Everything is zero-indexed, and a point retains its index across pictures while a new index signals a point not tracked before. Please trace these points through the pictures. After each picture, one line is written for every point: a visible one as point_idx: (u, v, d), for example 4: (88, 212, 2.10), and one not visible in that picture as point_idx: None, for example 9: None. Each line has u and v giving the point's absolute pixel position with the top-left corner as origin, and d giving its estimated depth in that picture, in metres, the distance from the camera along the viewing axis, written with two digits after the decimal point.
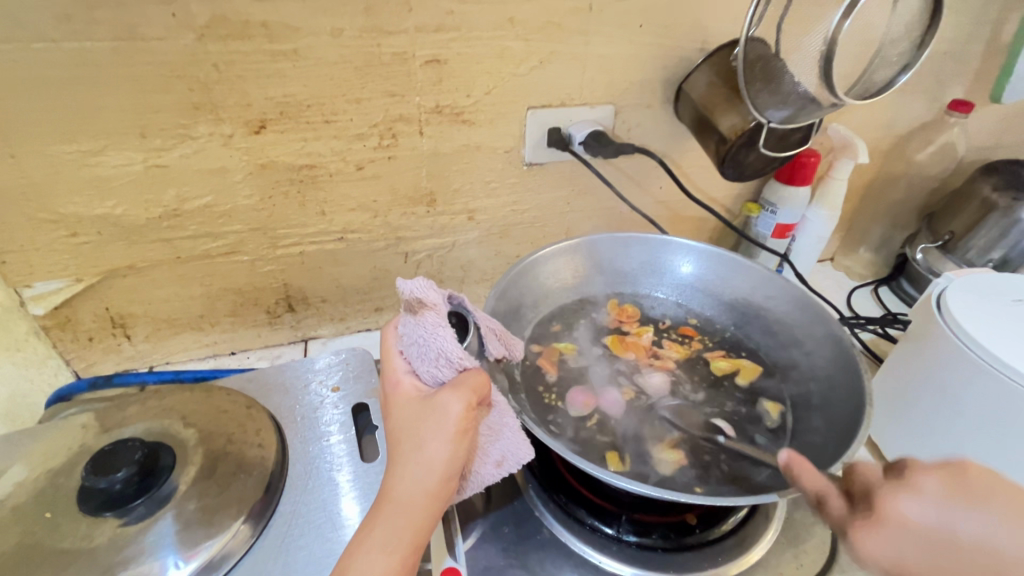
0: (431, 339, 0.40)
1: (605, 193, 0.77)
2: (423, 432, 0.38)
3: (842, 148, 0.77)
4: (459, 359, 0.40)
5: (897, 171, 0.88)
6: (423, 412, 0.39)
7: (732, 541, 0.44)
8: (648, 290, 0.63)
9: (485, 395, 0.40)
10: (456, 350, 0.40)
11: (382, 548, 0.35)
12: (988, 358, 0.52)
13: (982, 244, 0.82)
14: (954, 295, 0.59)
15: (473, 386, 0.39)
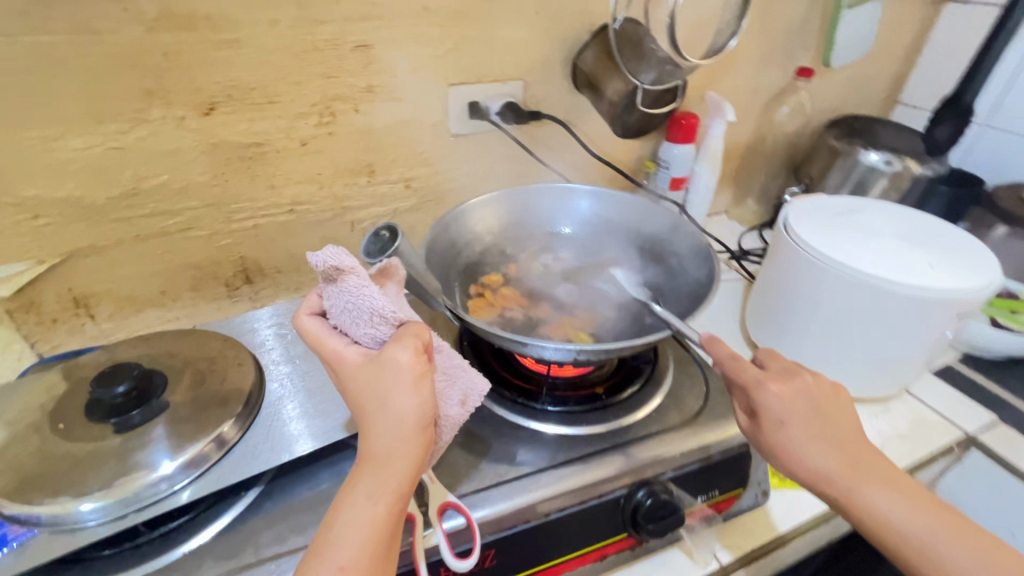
0: (359, 302, 0.43)
1: (525, 160, 0.90)
2: (385, 391, 0.40)
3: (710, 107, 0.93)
4: (392, 314, 0.44)
5: (765, 130, 1.06)
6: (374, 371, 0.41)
7: (631, 402, 0.58)
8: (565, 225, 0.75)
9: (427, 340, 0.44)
10: (386, 305, 0.43)
11: (368, 498, 0.38)
12: (808, 250, 0.68)
13: (833, 184, 1.00)
14: (795, 215, 0.74)
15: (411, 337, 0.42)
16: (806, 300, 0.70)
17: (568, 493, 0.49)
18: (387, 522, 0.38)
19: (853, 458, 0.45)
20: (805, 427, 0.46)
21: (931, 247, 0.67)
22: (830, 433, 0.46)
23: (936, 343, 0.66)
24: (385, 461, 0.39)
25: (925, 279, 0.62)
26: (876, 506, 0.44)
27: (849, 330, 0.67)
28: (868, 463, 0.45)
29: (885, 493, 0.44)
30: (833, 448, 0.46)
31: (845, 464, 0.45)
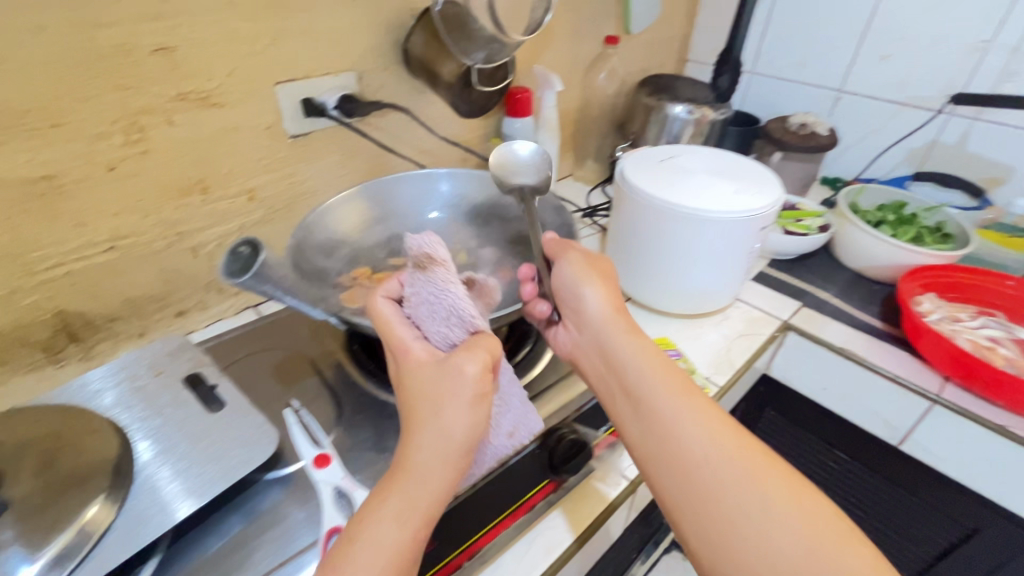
0: (443, 301, 0.48)
1: (374, 153, 0.88)
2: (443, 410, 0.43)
3: (501, 151, 0.71)
4: (469, 318, 0.48)
5: (589, 96, 1.17)
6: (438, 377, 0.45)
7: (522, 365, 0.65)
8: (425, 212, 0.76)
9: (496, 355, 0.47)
10: (467, 310, 0.48)
11: (395, 520, 0.40)
12: (644, 195, 0.78)
13: (652, 137, 1.15)
14: (629, 164, 0.84)
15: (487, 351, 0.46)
16: (649, 238, 0.80)
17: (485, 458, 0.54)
18: (411, 548, 0.40)
19: (625, 320, 0.57)
20: (591, 271, 0.59)
21: (735, 178, 0.81)
22: (614, 300, 0.58)
23: (749, 255, 0.81)
24: (436, 478, 0.43)
25: (731, 206, 0.75)
26: (632, 350, 0.55)
27: (684, 256, 0.79)
28: (638, 330, 0.57)
29: (633, 344, 0.55)
30: (612, 303, 0.58)
31: (614, 312, 0.58)
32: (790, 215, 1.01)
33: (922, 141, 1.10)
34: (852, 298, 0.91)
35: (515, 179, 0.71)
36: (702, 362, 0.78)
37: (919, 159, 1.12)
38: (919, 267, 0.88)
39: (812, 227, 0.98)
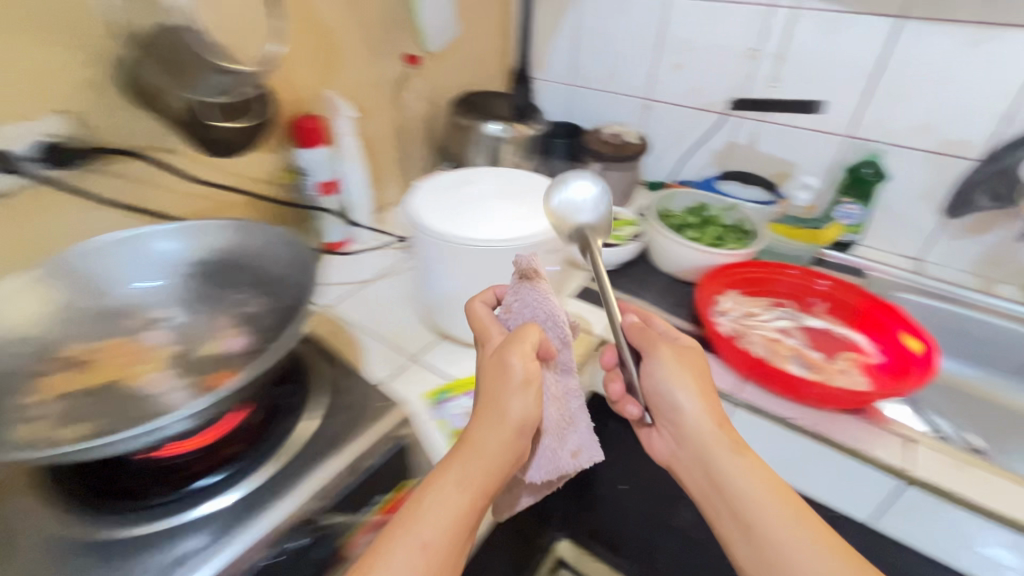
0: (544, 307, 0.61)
1: (119, 205, 0.74)
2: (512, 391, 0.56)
3: (555, 198, 0.71)
4: (560, 319, 0.63)
5: (402, 118, 1.11)
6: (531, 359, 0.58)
7: (271, 447, 0.56)
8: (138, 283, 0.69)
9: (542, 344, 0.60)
10: (559, 312, 0.62)
11: (456, 486, 0.52)
12: (424, 229, 0.71)
13: (470, 156, 1.11)
14: (418, 191, 0.76)
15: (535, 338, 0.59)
16: (438, 273, 0.75)
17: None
18: (468, 511, 0.52)
19: (717, 406, 0.61)
20: (700, 365, 0.62)
21: (523, 201, 0.77)
22: (716, 359, 0.63)
23: (546, 278, 0.77)
24: (509, 448, 0.55)
25: (510, 232, 0.71)
26: (722, 453, 0.58)
27: (476, 287, 0.74)
28: (711, 392, 0.61)
29: (739, 463, 0.56)
30: (696, 396, 0.60)
31: (699, 395, 0.60)
32: (607, 227, 1.02)
33: (721, 143, 1.17)
34: (665, 303, 0.93)
35: (575, 219, 0.70)
36: None
37: (721, 160, 1.19)
38: (721, 267, 0.91)
39: (626, 238, 1.00)
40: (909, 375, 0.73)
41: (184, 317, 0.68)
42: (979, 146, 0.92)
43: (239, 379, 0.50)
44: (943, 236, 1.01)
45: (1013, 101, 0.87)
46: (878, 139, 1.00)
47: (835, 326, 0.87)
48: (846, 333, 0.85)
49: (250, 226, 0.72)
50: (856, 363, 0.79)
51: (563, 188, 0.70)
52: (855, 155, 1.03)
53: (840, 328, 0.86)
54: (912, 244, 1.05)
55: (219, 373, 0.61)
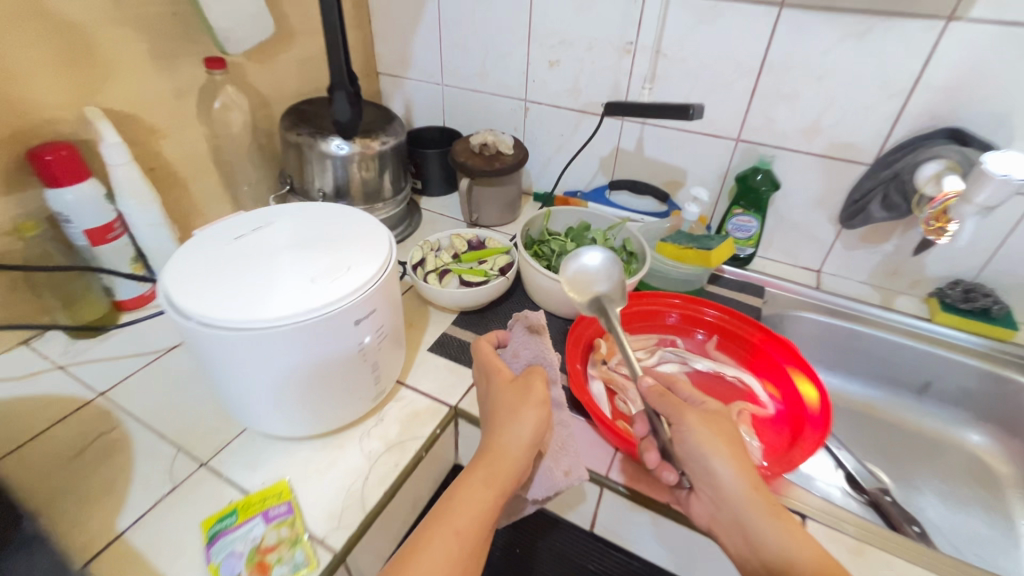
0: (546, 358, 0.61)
1: None
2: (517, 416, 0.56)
3: (570, 267, 0.70)
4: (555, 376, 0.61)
5: (215, 136, 0.89)
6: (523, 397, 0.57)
7: None
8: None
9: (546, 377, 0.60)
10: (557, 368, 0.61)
11: (461, 519, 0.51)
12: (181, 318, 0.51)
13: (308, 180, 0.92)
14: (178, 261, 0.55)
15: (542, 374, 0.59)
16: (216, 370, 0.55)
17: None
18: None
19: (745, 460, 0.52)
20: (712, 434, 0.52)
21: (327, 254, 0.59)
22: (732, 434, 0.54)
23: (366, 352, 0.59)
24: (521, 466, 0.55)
25: (299, 304, 0.52)
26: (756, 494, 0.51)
27: (265, 379, 0.54)
28: (739, 446, 0.53)
29: (784, 526, 0.49)
30: (737, 454, 0.52)
31: (726, 450, 0.52)
32: (475, 257, 0.87)
33: (607, 149, 1.04)
34: None
35: (593, 290, 0.68)
36: (322, 509, 0.57)
37: (609, 168, 1.06)
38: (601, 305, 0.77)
39: (495, 270, 0.85)
40: (802, 437, 0.62)
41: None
42: (869, 149, 0.83)
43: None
44: (840, 246, 0.93)
45: (900, 100, 0.78)
46: (767, 143, 0.90)
47: (727, 366, 0.75)
48: (739, 375, 0.73)
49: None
50: (747, 418, 0.67)
51: (575, 259, 0.70)
52: (745, 161, 0.93)
53: (732, 368, 0.74)
54: (810, 255, 0.96)
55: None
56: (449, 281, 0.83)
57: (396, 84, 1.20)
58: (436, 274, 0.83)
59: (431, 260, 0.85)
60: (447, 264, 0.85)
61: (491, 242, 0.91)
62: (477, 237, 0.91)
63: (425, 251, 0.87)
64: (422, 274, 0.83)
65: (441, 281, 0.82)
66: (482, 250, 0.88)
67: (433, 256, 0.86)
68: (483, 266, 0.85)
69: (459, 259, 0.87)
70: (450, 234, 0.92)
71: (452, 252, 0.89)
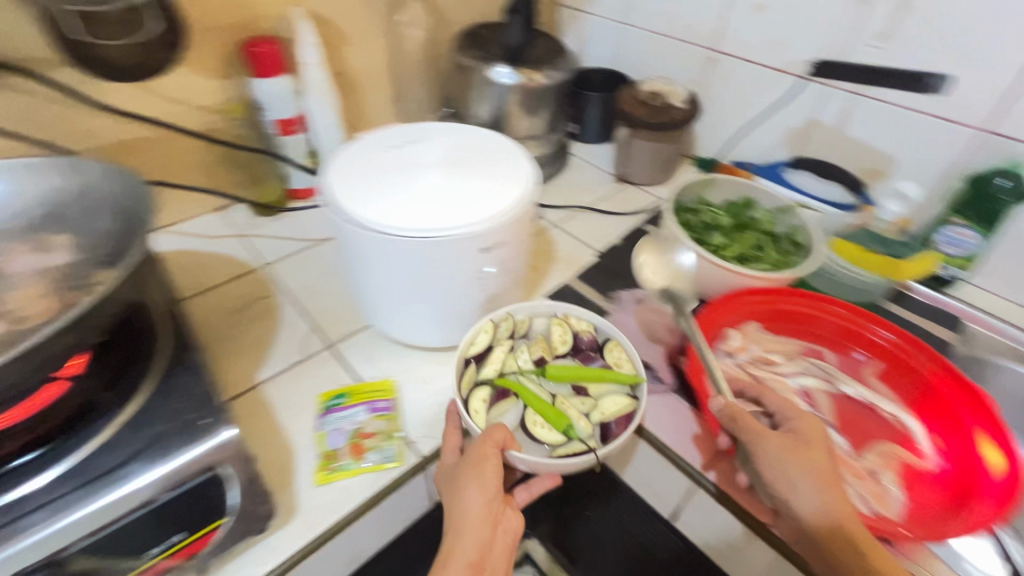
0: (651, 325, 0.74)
1: (26, 128, 0.66)
2: (472, 474, 0.50)
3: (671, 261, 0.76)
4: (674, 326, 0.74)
5: (394, 48, 0.93)
6: (478, 459, 0.50)
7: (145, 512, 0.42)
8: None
9: (507, 442, 0.52)
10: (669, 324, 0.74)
11: None
12: (345, 218, 0.55)
13: (469, 106, 0.93)
14: (336, 168, 0.59)
15: (502, 436, 0.51)
16: (366, 267, 0.59)
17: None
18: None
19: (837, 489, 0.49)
20: (807, 468, 0.49)
21: (468, 178, 0.59)
22: (827, 472, 0.49)
23: (488, 281, 0.60)
24: (492, 541, 0.50)
25: (429, 222, 0.54)
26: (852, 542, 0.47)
27: (395, 283, 0.59)
28: (836, 479, 0.49)
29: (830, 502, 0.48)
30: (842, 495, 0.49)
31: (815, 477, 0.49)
32: (568, 380, 0.60)
33: (799, 119, 0.89)
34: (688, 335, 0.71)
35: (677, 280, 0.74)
36: (418, 417, 0.61)
37: (795, 142, 0.91)
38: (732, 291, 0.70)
39: (586, 421, 0.57)
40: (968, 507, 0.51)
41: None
42: None
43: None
44: None
45: None
46: None
47: (884, 397, 0.64)
48: (893, 410, 0.62)
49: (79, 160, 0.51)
50: (893, 461, 0.57)
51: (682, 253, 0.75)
52: (988, 160, 0.73)
53: (892, 405, 0.62)
54: None
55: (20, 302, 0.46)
56: (503, 410, 0.58)
57: (575, 18, 1.13)
58: (487, 393, 0.58)
59: (495, 362, 0.60)
60: (519, 373, 0.60)
61: (611, 353, 0.62)
62: (591, 336, 0.64)
63: (498, 337, 0.62)
64: (471, 382, 0.59)
65: (491, 405, 0.58)
66: (582, 371, 0.60)
67: (503, 353, 0.61)
68: (570, 406, 0.58)
69: (542, 374, 0.60)
70: (551, 315, 0.66)
71: (539, 352, 0.63)
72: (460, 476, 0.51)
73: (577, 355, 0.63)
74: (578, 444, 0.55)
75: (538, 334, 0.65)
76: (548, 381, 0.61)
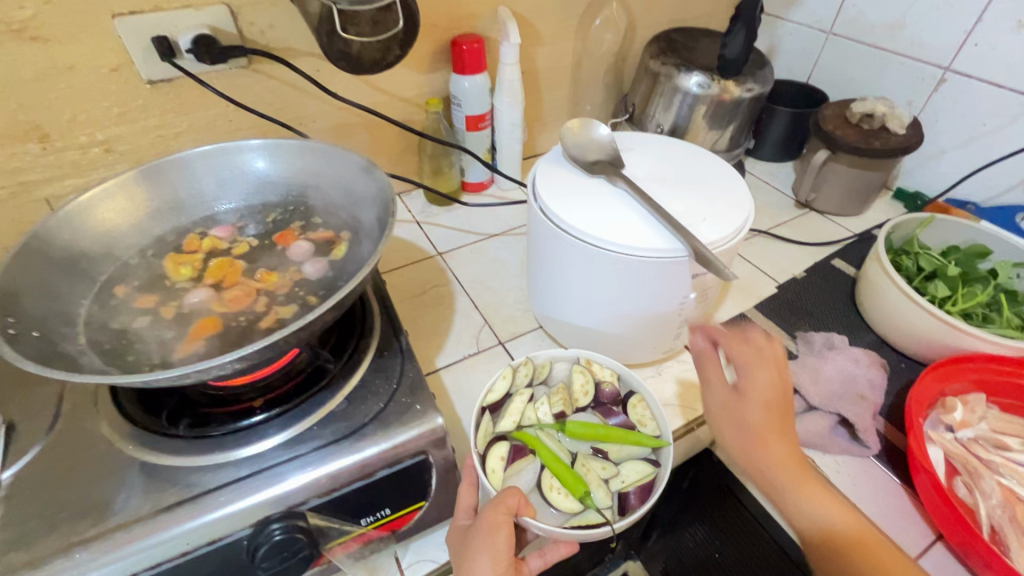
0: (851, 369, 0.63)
1: (268, 111, 0.74)
2: (483, 543, 0.44)
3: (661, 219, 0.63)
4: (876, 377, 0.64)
5: (581, 50, 0.92)
6: (491, 527, 0.44)
7: (362, 481, 0.45)
8: (213, 205, 0.59)
9: (520, 507, 0.46)
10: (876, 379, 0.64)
11: None
12: (555, 224, 0.54)
13: (652, 114, 0.90)
14: (545, 173, 0.59)
15: (515, 501, 0.45)
16: (562, 275, 0.58)
17: (247, 517, 0.42)
18: None
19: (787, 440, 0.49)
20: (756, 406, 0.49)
21: (687, 195, 0.55)
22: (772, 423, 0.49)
23: (687, 305, 0.57)
24: None
25: (641, 237, 0.51)
26: None
27: (595, 297, 0.57)
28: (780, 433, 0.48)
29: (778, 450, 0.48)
30: (827, 498, 0.46)
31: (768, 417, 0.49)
32: (589, 439, 0.53)
33: None
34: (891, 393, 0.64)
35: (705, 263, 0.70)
36: None
37: None
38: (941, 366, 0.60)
39: (605, 490, 0.50)
40: None
41: (251, 229, 0.58)
42: None
43: (264, 339, 0.39)
44: None
45: None
46: None
47: None
48: None
49: (331, 151, 0.56)
50: None
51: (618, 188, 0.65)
52: None
53: None
54: None
55: (278, 281, 0.53)
56: (520, 468, 0.51)
57: (768, 24, 1.05)
58: (506, 449, 0.51)
59: (514, 414, 0.54)
60: (537, 428, 0.54)
61: (634, 410, 0.56)
62: (613, 387, 0.57)
63: (516, 385, 0.57)
64: (487, 437, 0.53)
65: (508, 466, 0.51)
66: (603, 431, 0.53)
67: (522, 404, 0.55)
68: (590, 469, 0.51)
69: (562, 430, 0.54)
70: (573, 362, 0.60)
71: (559, 403, 0.56)
72: (470, 544, 0.45)
73: (599, 410, 0.56)
74: (595, 515, 0.48)
75: (558, 382, 0.58)
76: (569, 437, 0.54)
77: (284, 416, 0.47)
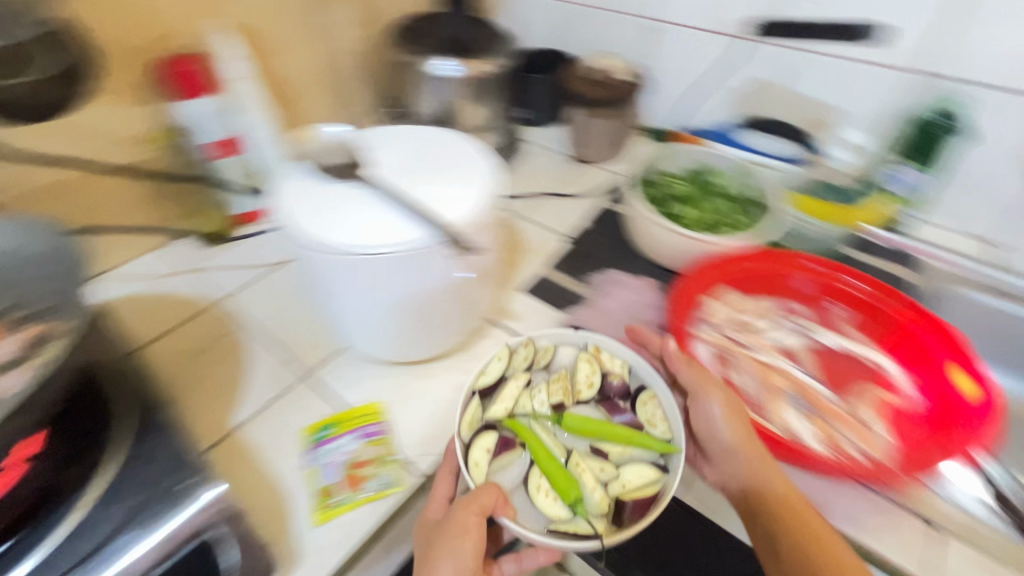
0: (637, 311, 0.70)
1: None
2: (451, 542, 0.47)
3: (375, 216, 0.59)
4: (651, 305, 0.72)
5: (325, 51, 0.87)
6: (460, 528, 0.47)
7: None
8: None
9: (495, 507, 0.47)
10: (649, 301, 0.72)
11: None
12: (304, 242, 0.51)
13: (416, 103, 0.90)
14: (287, 191, 0.55)
15: (490, 497, 0.47)
16: (334, 290, 0.55)
17: None
18: None
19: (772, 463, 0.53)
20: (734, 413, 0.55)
21: (434, 180, 0.55)
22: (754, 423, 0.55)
23: (466, 285, 0.58)
24: None
25: (392, 234, 0.50)
26: None
27: (375, 304, 0.55)
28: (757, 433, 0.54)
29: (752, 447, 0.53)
30: (781, 484, 0.51)
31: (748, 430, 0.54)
32: (586, 435, 0.54)
33: (741, 81, 0.90)
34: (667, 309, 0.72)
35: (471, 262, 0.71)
36: (412, 434, 0.59)
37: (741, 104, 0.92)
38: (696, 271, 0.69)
39: (598, 491, 0.50)
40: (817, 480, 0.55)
41: None
42: None
43: None
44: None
45: None
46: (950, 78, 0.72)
47: (862, 343, 0.66)
48: (871, 355, 0.64)
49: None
50: (878, 403, 0.60)
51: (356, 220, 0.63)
52: (918, 101, 0.77)
53: (866, 349, 0.65)
54: (982, 219, 0.79)
55: None
56: (506, 464, 0.53)
57: None
58: (492, 441, 0.52)
59: (507, 400, 0.55)
60: (531, 418, 0.55)
61: (645, 408, 0.55)
62: (622, 382, 0.57)
63: (514, 370, 0.57)
64: (474, 424, 0.53)
65: (493, 458, 0.52)
66: (605, 428, 0.54)
67: (517, 389, 0.56)
68: (587, 471, 0.51)
69: (559, 422, 0.55)
70: (579, 347, 0.60)
71: (558, 393, 0.57)
72: (435, 546, 0.47)
73: (604, 403, 0.57)
74: (585, 524, 0.48)
75: (560, 367, 0.60)
76: (564, 430, 0.56)
77: (1, 557, 0.38)
